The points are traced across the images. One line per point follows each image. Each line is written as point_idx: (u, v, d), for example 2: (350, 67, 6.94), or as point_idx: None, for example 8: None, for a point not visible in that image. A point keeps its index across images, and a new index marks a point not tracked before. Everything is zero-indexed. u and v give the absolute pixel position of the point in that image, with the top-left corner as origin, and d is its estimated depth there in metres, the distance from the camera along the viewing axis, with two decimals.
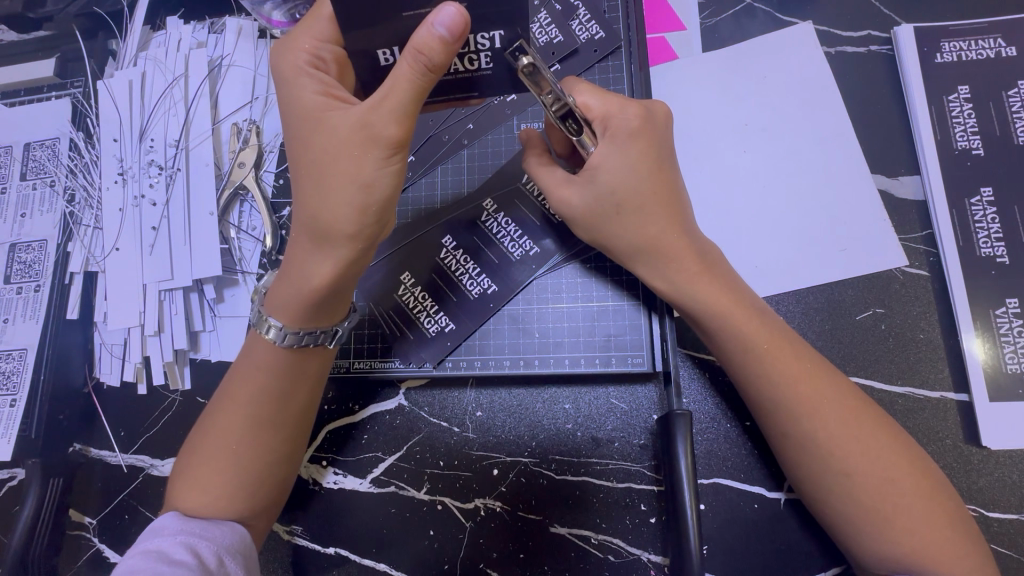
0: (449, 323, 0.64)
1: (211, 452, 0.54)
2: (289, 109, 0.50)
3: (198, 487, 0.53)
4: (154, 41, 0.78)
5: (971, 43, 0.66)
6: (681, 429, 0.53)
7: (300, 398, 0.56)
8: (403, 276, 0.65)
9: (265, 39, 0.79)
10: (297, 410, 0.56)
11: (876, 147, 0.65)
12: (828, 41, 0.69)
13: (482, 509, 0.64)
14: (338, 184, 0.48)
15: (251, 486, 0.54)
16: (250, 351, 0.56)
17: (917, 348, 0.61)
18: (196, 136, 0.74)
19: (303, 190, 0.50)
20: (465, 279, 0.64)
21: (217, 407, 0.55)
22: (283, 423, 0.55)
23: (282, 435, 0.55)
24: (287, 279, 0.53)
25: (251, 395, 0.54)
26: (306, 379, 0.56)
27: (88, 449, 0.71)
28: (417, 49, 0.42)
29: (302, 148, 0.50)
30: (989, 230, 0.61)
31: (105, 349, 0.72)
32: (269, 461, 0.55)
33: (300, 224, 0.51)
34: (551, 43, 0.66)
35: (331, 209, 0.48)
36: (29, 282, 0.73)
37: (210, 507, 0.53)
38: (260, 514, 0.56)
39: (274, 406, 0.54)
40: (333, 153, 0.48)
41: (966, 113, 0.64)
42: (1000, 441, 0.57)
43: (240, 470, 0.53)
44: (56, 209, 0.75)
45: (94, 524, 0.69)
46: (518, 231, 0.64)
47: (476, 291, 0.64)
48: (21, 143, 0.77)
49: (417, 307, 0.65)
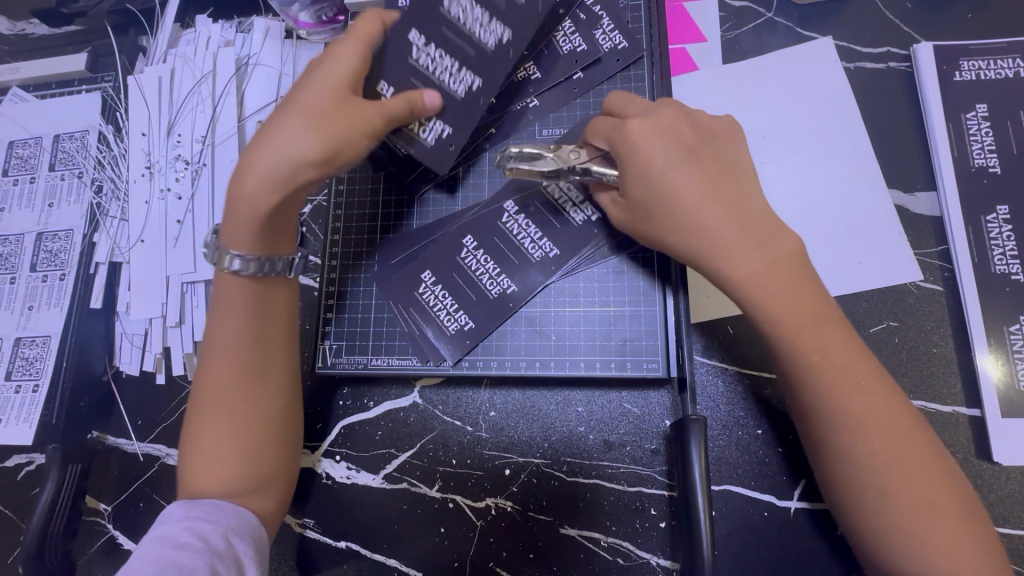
0: (468, 322, 0.65)
1: (207, 418, 0.54)
2: (318, 68, 0.54)
3: (203, 458, 0.54)
4: (184, 39, 0.80)
5: (990, 62, 0.66)
6: (696, 434, 0.54)
7: (274, 330, 0.57)
8: (423, 274, 0.66)
9: (291, 39, 0.80)
10: (273, 343, 0.57)
11: (893, 162, 0.66)
12: (847, 57, 0.70)
13: (493, 508, 0.65)
14: (306, 120, 0.51)
15: (250, 439, 0.55)
16: (219, 302, 0.56)
17: (931, 362, 0.61)
18: (223, 133, 0.75)
19: (277, 121, 0.52)
20: (484, 279, 0.65)
21: (202, 371, 0.56)
22: (263, 360, 0.56)
23: (267, 374, 0.56)
24: (237, 202, 0.53)
25: (229, 339, 0.55)
26: (277, 310, 0.58)
27: (105, 436, 0.72)
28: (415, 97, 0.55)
29: (294, 91, 0.54)
30: (1004, 247, 0.62)
31: (126, 339, 0.74)
32: (262, 423, 0.56)
33: (259, 146, 0.52)
34: (575, 52, 0.67)
35: (288, 138, 0.51)
36: (55, 270, 0.74)
37: (217, 474, 0.53)
38: (268, 471, 0.56)
39: (250, 344, 0.56)
40: (318, 91, 0.52)
41: (983, 131, 0.65)
42: (1012, 456, 0.58)
43: (235, 426, 0.54)
44: (84, 200, 0.76)
45: (110, 510, 0.70)
46: (539, 234, 0.65)
47: (495, 291, 0.65)
48: (51, 134, 0.79)
49: (437, 305, 0.65)
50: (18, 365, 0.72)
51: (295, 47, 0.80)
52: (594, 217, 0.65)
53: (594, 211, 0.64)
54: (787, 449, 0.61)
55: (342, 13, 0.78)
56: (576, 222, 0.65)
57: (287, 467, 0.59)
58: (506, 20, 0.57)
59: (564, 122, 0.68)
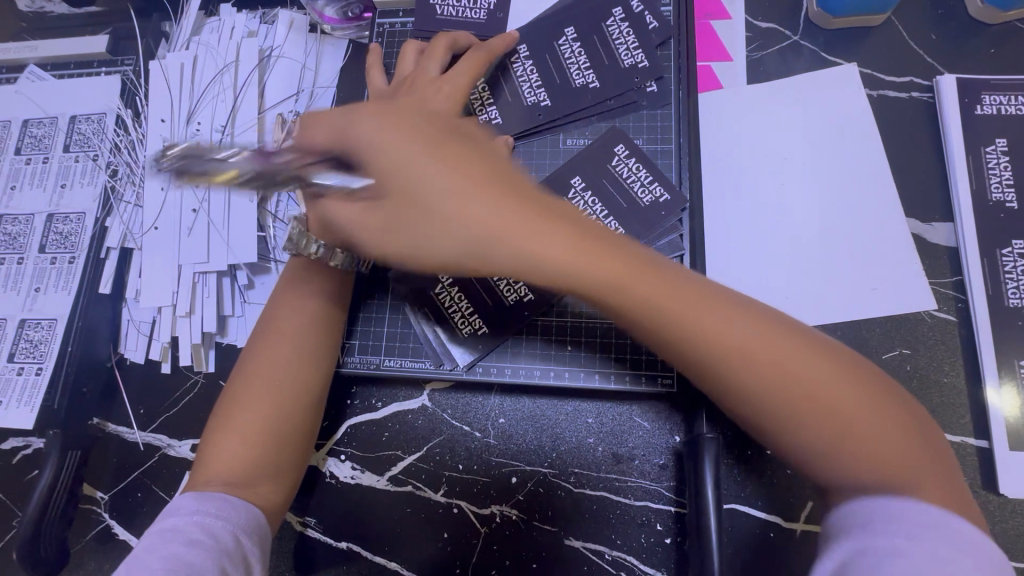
0: (483, 327, 0.65)
1: (253, 396, 0.55)
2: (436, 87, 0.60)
3: (237, 434, 0.54)
4: (207, 27, 0.79)
5: (1011, 98, 0.67)
6: (710, 452, 0.54)
7: (332, 326, 0.61)
8: (441, 275, 0.66)
9: (315, 34, 0.80)
10: (330, 341, 0.61)
11: (911, 191, 0.67)
12: (870, 84, 0.70)
13: (497, 515, 0.64)
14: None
15: (289, 427, 0.56)
16: (291, 289, 0.61)
17: (941, 390, 0.62)
18: (242, 124, 0.75)
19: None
20: (501, 284, 0.65)
21: (255, 349, 0.58)
22: (319, 355, 0.60)
23: (320, 368, 0.59)
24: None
25: (294, 327, 0.59)
26: (337, 308, 0.62)
27: (105, 424, 0.72)
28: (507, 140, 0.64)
29: (398, 106, 0.60)
30: (1019, 282, 0.62)
31: (133, 326, 0.73)
32: (298, 418, 0.57)
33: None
34: (633, 66, 0.66)
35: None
36: (64, 253, 0.73)
37: (248, 453, 0.54)
38: (290, 462, 0.56)
39: (315, 337, 0.60)
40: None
41: (1002, 165, 0.65)
42: (1017, 489, 0.58)
43: (283, 412, 0.56)
44: (98, 183, 0.75)
45: (106, 499, 0.69)
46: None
47: (512, 296, 0.65)
48: (68, 115, 0.78)
49: (452, 307, 0.65)
50: (21, 346, 0.70)
51: (319, 41, 0.79)
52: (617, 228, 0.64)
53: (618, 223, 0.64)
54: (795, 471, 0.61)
55: (368, 12, 0.79)
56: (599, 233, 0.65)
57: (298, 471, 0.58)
58: (551, 91, 0.68)
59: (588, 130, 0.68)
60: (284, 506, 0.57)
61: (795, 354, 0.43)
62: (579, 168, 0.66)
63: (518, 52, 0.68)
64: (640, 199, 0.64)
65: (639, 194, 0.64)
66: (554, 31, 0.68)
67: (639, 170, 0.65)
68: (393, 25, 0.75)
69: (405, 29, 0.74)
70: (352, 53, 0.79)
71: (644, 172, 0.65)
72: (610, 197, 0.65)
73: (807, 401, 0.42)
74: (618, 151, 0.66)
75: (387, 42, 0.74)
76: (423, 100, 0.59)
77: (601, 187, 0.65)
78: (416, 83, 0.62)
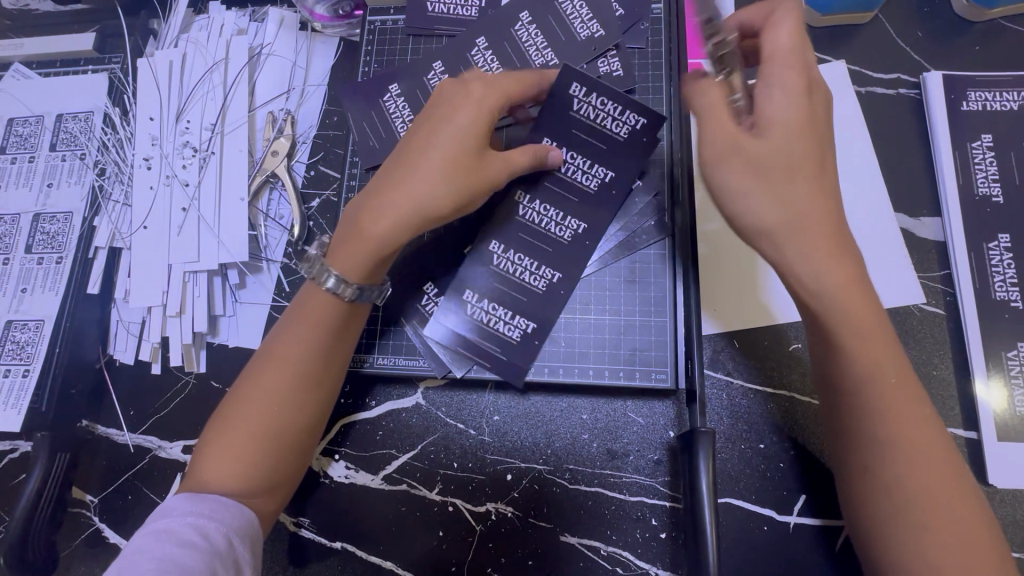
0: (528, 323, 0.64)
1: (251, 416, 0.53)
2: (463, 107, 0.56)
3: (230, 452, 0.52)
4: (196, 24, 0.79)
5: (995, 94, 0.68)
6: (704, 448, 0.54)
7: (340, 354, 0.57)
8: (466, 294, 0.64)
9: (305, 31, 0.80)
10: (335, 370, 0.57)
11: (900, 187, 0.68)
12: (858, 81, 0.71)
13: (493, 513, 0.64)
14: (440, 179, 0.54)
15: (282, 451, 0.54)
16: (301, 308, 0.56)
17: (930, 383, 0.63)
18: (232, 122, 0.74)
19: (409, 168, 0.55)
20: (527, 278, 0.64)
21: (255, 369, 0.55)
22: (322, 381, 0.56)
23: (321, 394, 0.56)
24: (357, 233, 0.55)
25: (297, 352, 0.55)
26: (347, 337, 0.57)
27: (95, 425, 0.70)
28: (540, 153, 0.61)
29: (426, 138, 0.56)
30: (1005, 275, 0.63)
31: (122, 327, 0.72)
32: (288, 442, 0.54)
33: (390, 188, 0.55)
34: (593, 37, 0.68)
35: (426, 192, 0.54)
36: (51, 253, 0.72)
37: (240, 475, 0.52)
38: (280, 482, 0.55)
39: (317, 363, 0.55)
40: (452, 139, 0.55)
41: (988, 161, 0.66)
42: (1006, 479, 0.59)
43: (272, 435, 0.53)
44: (85, 182, 0.74)
45: (96, 502, 0.68)
46: (565, 215, 0.64)
47: (542, 284, 0.64)
48: (54, 113, 0.77)
49: (489, 318, 0.64)
50: (8, 348, 0.69)
51: (309, 39, 0.79)
52: (608, 175, 0.64)
53: (608, 170, 0.64)
54: (786, 463, 0.62)
55: (359, 9, 0.78)
56: (590, 187, 0.64)
57: (288, 489, 0.56)
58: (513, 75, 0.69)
59: None
60: (274, 515, 0.56)
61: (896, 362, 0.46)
62: (544, 127, 0.63)
63: (477, 45, 0.70)
64: (617, 134, 0.62)
65: (613, 129, 0.62)
66: (509, 17, 0.70)
67: (599, 106, 0.61)
68: (383, 22, 0.75)
69: (395, 27, 0.74)
70: (343, 51, 0.79)
71: (610, 105, 0.62)
72: (587, 146, 0.63)
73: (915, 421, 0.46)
74: (575, 92, 0.61)
75: (377, 40, 0.74)
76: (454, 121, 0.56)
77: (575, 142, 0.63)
78: (443, 101, 0.58)
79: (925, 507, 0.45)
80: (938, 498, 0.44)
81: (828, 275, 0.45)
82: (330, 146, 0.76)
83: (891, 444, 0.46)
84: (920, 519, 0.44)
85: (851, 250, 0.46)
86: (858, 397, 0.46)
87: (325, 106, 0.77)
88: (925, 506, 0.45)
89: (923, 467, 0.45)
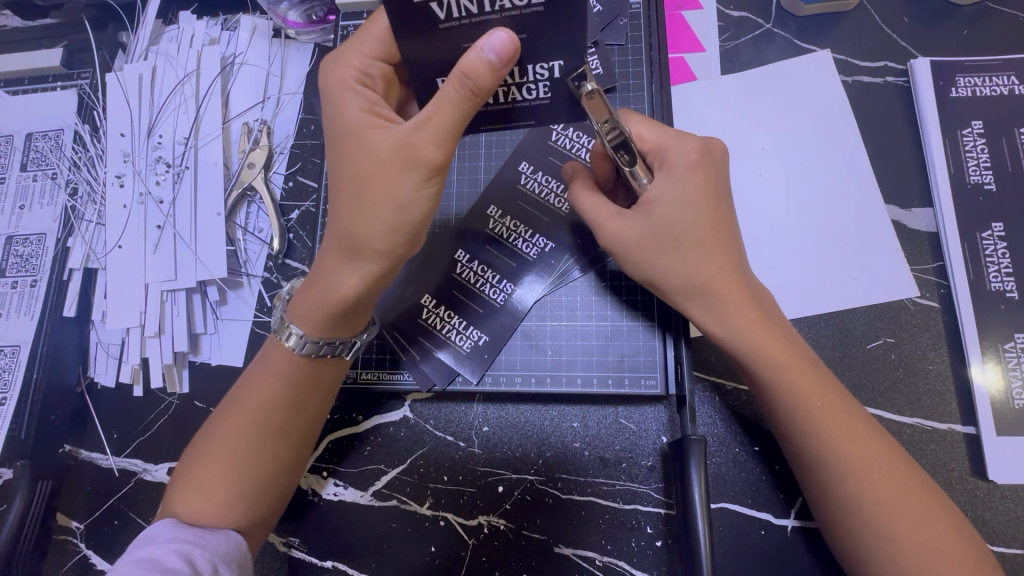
0: (481, 336, 0.64)
1: (216, 460, 0.52)
2: (333, 126, 0.49)
3: (199, 494, 0.51)
4: (166, 35, 0.77)
5: (985, 79, 0.66)
6: (695, 455, 0.53)
7: (313, 404, 0.55)
8: (424, 298, 0.65)
9: (279, 39, 0.78)
10: (308, 416, 0.55)
11: (890, 177, 0.66)
12: (844, 70, 0.70)
13: (485, 526, 0.63)
14: (372, 203, 0.47)
15: (259, 487, 0.53)
16: (269, 355, 0.54)
17: (926, 378, 0.61)
18: (206, 135, 0.72)
19: (341, 200, 0.49)
20: (521, 92, 0.46)
21: (223, 413, 0.54)
22: (291, 430, 0.54)
23: (294, 441, 0.54)
24: (315, 285, 0.52)
25: (264, 400, 0.53)
26: (321, 387, 0.55)
27: (77, 451, 0.69)
28: (465, 73, 0.41)
29: (339, 164, 0.49)
30: (999, 265, 0.62)
31: (102, 349, 0.71)
32: (266, 476, 0.53)
33: (333, 235, 0.50)
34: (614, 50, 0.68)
35: (367, 229, 0.47)
36: (26, 276, 0.72)
37: (210, 516, 0.51)
38: (258, 527, 0.54)
39: (288, 413, 0.53)
40: (360, 158, 0.47)
41: (979, 148, 0.65)
42: (1006, 475, 0.58)
43: (247, 471, 0.52)
44: (57, 202, 0.74)
45: (82, 529, 0.66)
46: (516, 69, 0.43)
47: (543, 89, 0.45)
48: (24, 132, 0.76)
49: (444, 326, 0.65)
50: None
51: (283, 46, 0.77)
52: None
53: (551, 59, 0.42)
54: (783, 467, 0.60)
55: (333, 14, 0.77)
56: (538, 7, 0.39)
57: (272, 517, 0.55)
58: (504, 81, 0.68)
59: (496, 155, 0.69)
60: (260, 542, 0.56)
61: (810, 383, 0.52)
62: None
63: None
64: (559, 209, 0.66)
65: (556, 205, 0.66)
66: None
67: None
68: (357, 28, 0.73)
69: None
70: (318, 58, 0.77)
71: (554, 182, 0.67)
72: (530, 216, 0.66)
73: (844, 435, 0.50)
74: (523, 169, 0.68)
75: None
76: (355, 148, 0.48)
77: (517, 207, 0.67)
78: (331, 130, 0.50)
79: (883, 515, 0.48)
80: (902, 502, 0.48)
81: (736, 318, 0.53)
82: (309, 156, 0.74)
83: (831, 462, 0.50)
84: (888, 532, 0.48)
85: (751, 295, 0.54)
86: (790, 426, 0.52)
87: (302, 115, 0.75)
88: (881, 514, 0.48)
89: (868, 477, 0.49)
